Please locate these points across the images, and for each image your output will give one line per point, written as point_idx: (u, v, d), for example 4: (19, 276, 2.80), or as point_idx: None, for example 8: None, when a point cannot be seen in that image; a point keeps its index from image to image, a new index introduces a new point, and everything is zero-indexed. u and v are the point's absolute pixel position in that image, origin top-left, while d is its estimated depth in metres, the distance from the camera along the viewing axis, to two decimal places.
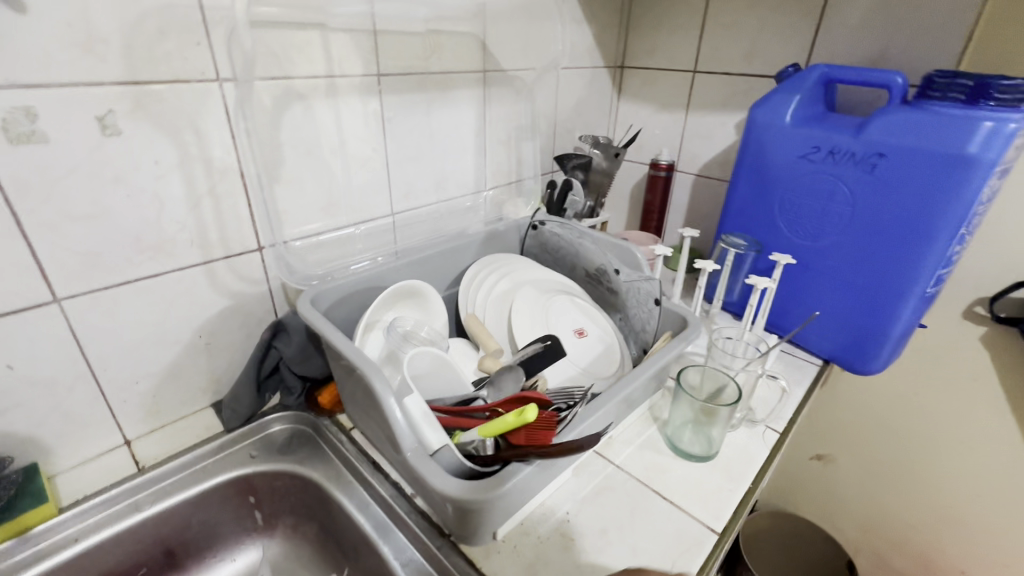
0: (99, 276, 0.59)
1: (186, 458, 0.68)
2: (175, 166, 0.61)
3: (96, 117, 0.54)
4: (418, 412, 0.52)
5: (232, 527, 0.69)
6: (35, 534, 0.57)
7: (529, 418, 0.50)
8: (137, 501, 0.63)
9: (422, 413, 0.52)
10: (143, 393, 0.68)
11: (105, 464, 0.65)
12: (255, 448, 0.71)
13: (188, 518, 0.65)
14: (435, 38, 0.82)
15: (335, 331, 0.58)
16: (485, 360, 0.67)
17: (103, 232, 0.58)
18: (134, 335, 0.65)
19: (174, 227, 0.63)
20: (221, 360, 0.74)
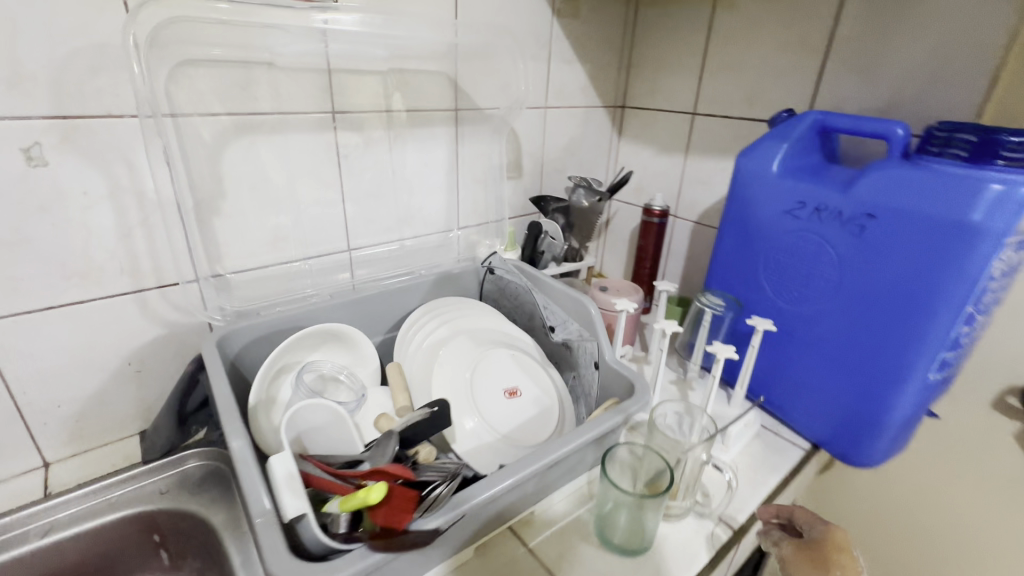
0: (20, 301, 0.60)
1: (91, 488, 0.66)
2: (105, 197, 0.62)
3: (21, 149, 0.56)
4: (280, 474, 0.48)
5: (132, 565, 0.67)
6: None
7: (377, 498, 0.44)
8: (29, 532, 0.61)
9: (284, 476, 0.48)
10: (65, 418, 0.68)
11: (18, 486, 0.66)
12: (166, 484, 0.69)
13: (84, 553, 0.63)
14: (399, 77, 0.81)
15: (222, 378, 0.55)
16: (380, 419, 0.60)
17: (25, 258, 0.59)
18: (57, 360, 0.65)
19: (102, 256, 0.64)
20: (152, 389, 0.74)
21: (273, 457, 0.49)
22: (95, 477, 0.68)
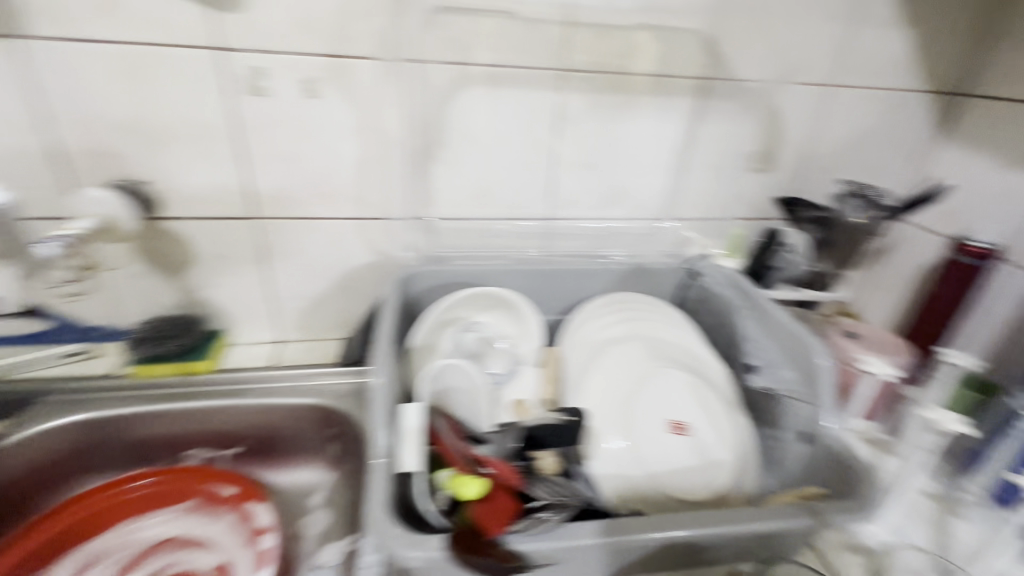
0: (284, 207, 0.74)
1: (302, 372, 0.79)
2: (353, 131, 0.70)
3: (304, 82, 0.66)
4: (402, 420, 0.48)
5: (311, 445, 0.79)
6: (194, 379, 0.75)
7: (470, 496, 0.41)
8: (255, 389, 0.76)
9: (404, 424, 0.48)
10: (297, 309, 0.83)
11: (261, 352, 0.83)
12: (347, 390, 0.78)
13: (283, 422, 0.77)
14: (643, 34, 0.70)
15: (390, 318, 0.58)
16: (515, 407, 0.56)
17: (292, 174, 0.72)
18: (300, 262, 0.79)
19: (343, 182, 0.73)
20: (358, 305, 0.84)
21: (403, 406, 0.49)
22: (305, 365, 0.81)
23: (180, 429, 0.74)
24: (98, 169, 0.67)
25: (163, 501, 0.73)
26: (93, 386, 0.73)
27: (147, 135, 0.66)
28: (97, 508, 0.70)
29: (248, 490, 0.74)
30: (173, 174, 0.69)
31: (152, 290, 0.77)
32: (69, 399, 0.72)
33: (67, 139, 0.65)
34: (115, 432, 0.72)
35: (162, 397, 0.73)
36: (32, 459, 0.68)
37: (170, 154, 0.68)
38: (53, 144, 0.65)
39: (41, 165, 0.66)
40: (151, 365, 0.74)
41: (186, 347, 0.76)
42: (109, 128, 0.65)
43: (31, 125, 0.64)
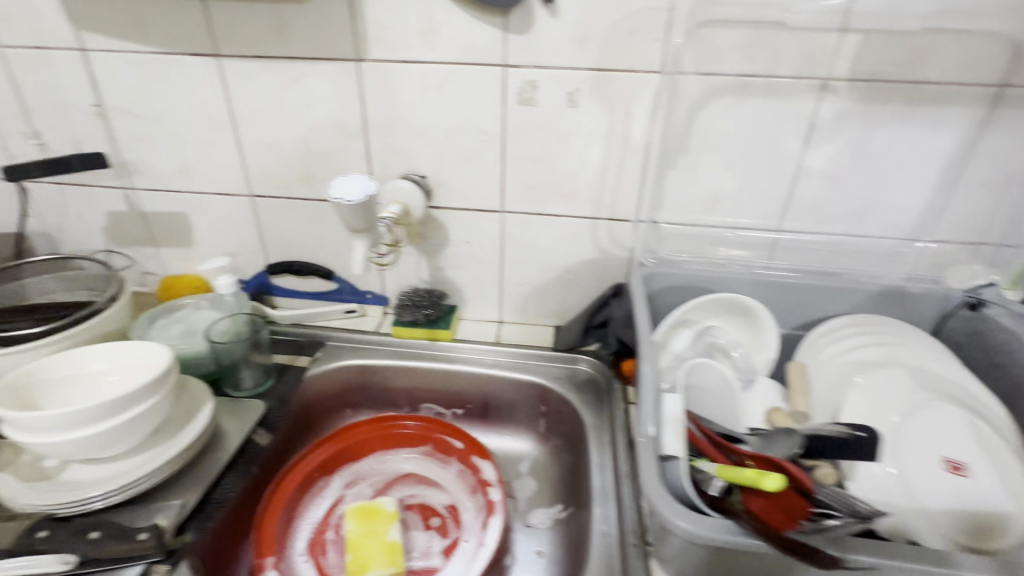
0: (527, 203, 0.83)
1: (521, 352, 0.89)
2: (602, 136, 0.76)
3: (567, 93, 0.74)
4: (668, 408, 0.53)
5: (524, 417, 0.88)
6: (437, 344, 0.90)
7: (766, 487, 0.43)
8: (484, 360, 0.89)
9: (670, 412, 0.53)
10: (520, 295, 0.92)
11: (485, 328, 0.95)
12: (561, 373, 0.85)
13: (503, 392, 0.88)
14: (929, 39, 0.65)
15: (645, 315, 0.64)
16: (773, 415, 0.58)
17: (541, 174, 0.80)
18: (530, 252, 0.88)
19: (583, 183, 0.80)
20: (573, 297, 0.91)
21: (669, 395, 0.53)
22: (525, 345, 0.90)
23: (422, 384, 0.90)
24: (391, 163, 0.83)
25: (406, 441, 0.87)
26: (365, 338, 0.91)
27: (433, 137, 0.80)
28: (362, 437, 0.85)
29: (474, 446, 0.83)
30: (445, 170, 0.82)
31: (410, 266, 0.92)
32: (348, 346, 0.91)
33: (375, 139, 0.81)
34: (378, 377, 0.89)
35: (413, 356, 0.89)
36: (324, 389, 0.87)
37: (447, 153, 0.81)
38: (365, 143, 0.81)
39: (353, 159, 0.83)
40: (403, 327, 0.90)
41: (431, 317, 0.89)
42: (406, 130, 0.80)
43: (353, 127, 0.80)
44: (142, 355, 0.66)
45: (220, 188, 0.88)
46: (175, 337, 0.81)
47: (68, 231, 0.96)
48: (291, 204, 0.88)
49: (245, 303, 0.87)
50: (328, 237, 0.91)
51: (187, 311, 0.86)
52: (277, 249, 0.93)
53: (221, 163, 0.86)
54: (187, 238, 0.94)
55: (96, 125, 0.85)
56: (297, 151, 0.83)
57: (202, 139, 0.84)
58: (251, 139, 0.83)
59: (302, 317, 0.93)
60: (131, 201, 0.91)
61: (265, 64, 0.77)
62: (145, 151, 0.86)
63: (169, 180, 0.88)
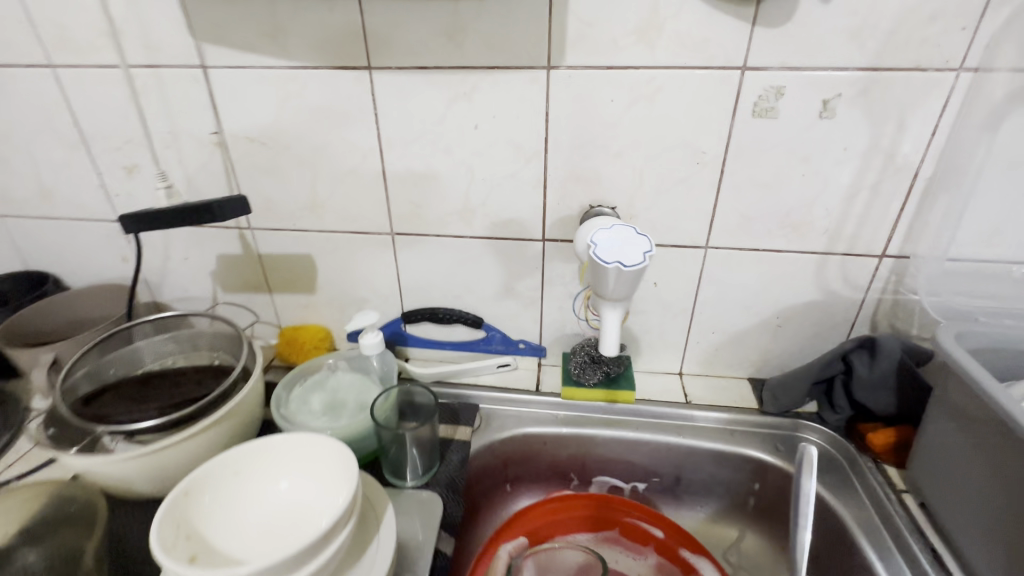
0: (742, 238, 0.67)
1: (724, 416, 0.73)
2: (859, 154, 0.60)
3: (823, 100, 0.57)
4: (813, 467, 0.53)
5: (727, 494, 0.73)
6: (618, 407, 0.75)
7: None
8: (678, 427, 0.73)
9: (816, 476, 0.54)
10: (711, 343, 0.77)
11: (663, 382, 0.79)
12: (782, 443, 0.71)
13: (704, 466, 0.72)
14: None
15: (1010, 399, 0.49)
16: None
17: (767, 202, 0.64)
18: (732, 295, 0.72)
19: (821, 213, 0.64)
20: (780, 345, 0.75)
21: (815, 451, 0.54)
22: (723, 406, 0.75)
23: (599, 456, 0.75)
24: (573, 193, 0.67)
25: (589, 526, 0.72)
26: (525, 400, 0.77)
27: (632, 160, 0.64)
28: (538, 524, 0.70)
29: (681, 537, 0.68)
30: (641, 199, 0.66)
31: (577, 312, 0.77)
32: (508, 411, 0.76)
33: (556, 165, 0.66)
34: (547, 448, 0.75)
35: (587, 422, 0.74)
36: (487, 466, 0.73)
37: (647, 179, 0.65)
38: (542, 169, 0.66)
39: (524, 189, 0.68)
40: (576, 389, 0.74)
41: (612, 375, 0.74)
42: (598, 153, 0.64)
43: (530, 151, 0.65)
44: (323, 460, 0.54)
45: (355, 225, 0.74)
46: (320, 412, 0.67)
47: (171, 277, 0.83)
48: (439, 243, 0.74)
49: (391, 363, 0.72)
50: (481, 280, 0.76)
51: (324, 376, 0.72)
52: (416, 294, 0.79)
53: (360, 197, 0.71)
54: (309, 284, 0.80)
55: (212, 156, 0.71)
56: (455, 181, 0.69)
57: (339, 169, 0.70)
58: (400, 168, 0.69)
59: (450, 374, 0.79)
60: (247, 242, 0.78)
61: (429, 77, 0.62)
62: (269, 185, 0.72)
63: (294, 217, 0.74)
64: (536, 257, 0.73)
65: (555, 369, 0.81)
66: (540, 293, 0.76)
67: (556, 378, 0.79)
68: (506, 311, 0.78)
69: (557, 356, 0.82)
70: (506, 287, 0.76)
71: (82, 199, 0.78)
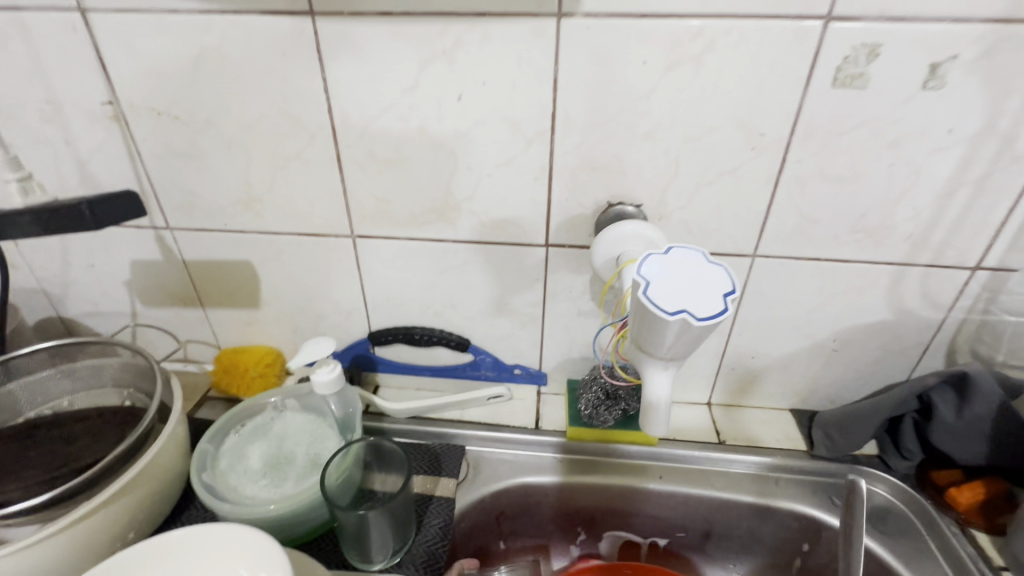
0: (801, 245, 0.53)
1: (766, 461, 0.60)
2: (968, 138, 0.45)
3: (930, 65, 0.43)
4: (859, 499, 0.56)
5: (767, 555, 0.60)
6: (638, 450, 0.61)
7: None
8: (710, 475, 0.60)
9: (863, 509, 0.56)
10: (749, 370, 0.63)
11: (689, 415, 0.65)
12: (838, 497, 0.58)
13: (741, 521, 0.59)
14: None
15: None
16: None
17: (838, 201, 0.50)
18: (781, 315, 0.58)
19: (905, 214, 0.50)
20: (833, 373, 0.61)
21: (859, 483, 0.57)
22: (763, 448, 0.61)
23: (612, 509, 0.61)
24: (586, 186, 0.52)
25: None
26: (522, 442, 0.62)
27: (666, 144, 0.49)
28: None
29: None
30: (675, 195, 0.51)
31: (586, 333, 0.62)
32: (500, 456, 0.62)
33: (565, 149, 0.50)
34: (549, 501, 0.61)
35: (599, 469, 0.61)
36: (474, 526, 0.58)
37: (684, 169, 0.50)
38: (547, 155, 0.51)
39: (523, 180, 0.52)
40: (587, 430, 0.60)
41: (630, 413, 0.60)
42: (622, 134, 0.49)
43: (532, 131, 0.49)
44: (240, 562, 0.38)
45: (305, 226, 0.57)
46: (259, 473, 0.51)
47: (74, 288, 0.66)
48: (413, 248, 0.58)
49: (355, 403, 0.57)
50: (467, 294, 0.61)
51: (268, 420, 0.56)
52: (386, 311, 0.63)
53: (309, 190, 0.55)
54: (251, 297, 0.64)
55: (110, 134, 0.53)
56: (433, 169, 0.52)
57: (279, 153, 0.53)
58: (360, 152, 0.52)
59: (430, 408, 0.64)
60: (168, 246, 0.61)
61: (396, 28, 0.45)
62: (189, 174, 0.55)
63: (226, 214, 0.58)
64: (537, 267, 0.57)
65: (557, 399, 0.67)
66: (541, 310, 0.61)
67: (559, 412, 0.65)
68: (498, 331, 0.63)
69: (560, 383, 0.67)
70: (498, 302, 0.61)
71: None
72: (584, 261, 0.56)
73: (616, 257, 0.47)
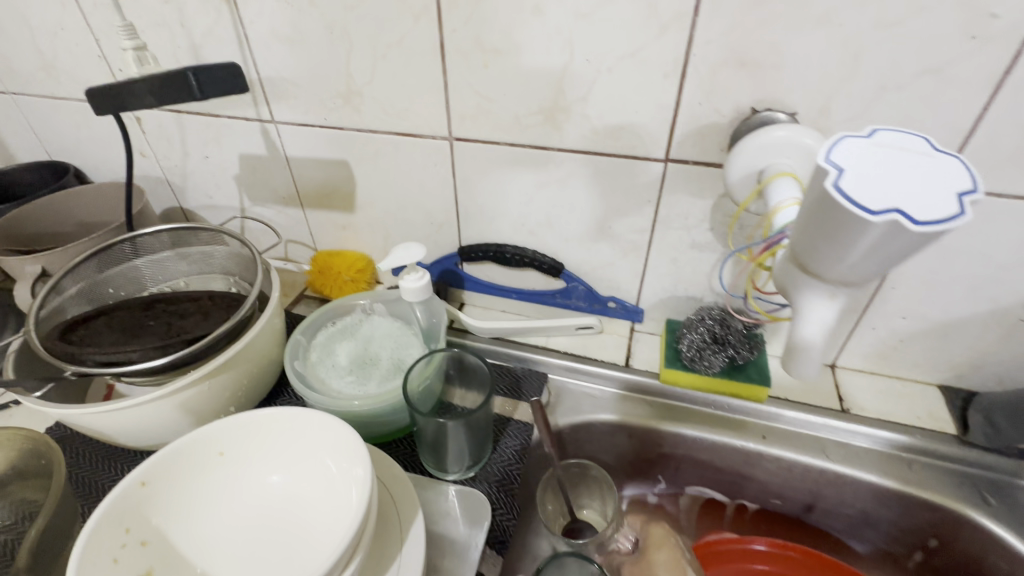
0: (1011, 178, 0.40)
1: (900, 439, 0.51)
2: None
3: None
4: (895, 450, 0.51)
5: (882, 542, 0.52)
6: (741, 405, 0.54)
7: None
8: (825, 446, 0.52)
9: (961, 485, 0.48)
10: (895, 333, 0.52)
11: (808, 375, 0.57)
12: (992, 494, 0.48)
13: (855, 501, 0.51)
14: None
15: None
16: None
17: None
18: (957, 268, 0.46)
19: None
20: (1013, 348, 0.49)
21: (900, 436, 0.51)
22: (898, 423, 0.52)
23: (705, 460, 0.55)
24: (727, 87, 0.43)
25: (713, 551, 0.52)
26: (609, 377, 0.58)
27: (846, 31, 0.38)
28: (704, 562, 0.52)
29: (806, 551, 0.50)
30: (844, 102, 0.41)
31: (697, 269, 0.54)
32: (585, 389, 0.58)
33: (708, 38, 0.41)
34: (632, 443, 0.57)
35: (691, 418, 0.55)
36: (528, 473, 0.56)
37: (864, 66, 0.39)
38: (683, 45, 0.42)
39: (649, 77, 0.44)
40: (686, 375, 0.54)
41: (738, 362, 0.53)
42: (788, 17, 0.38)
43: (668, 13, 0.41)
44: (333, 459, 0.38)
45: (403, 125, 0.54)
46: (346, 369, 0.52)
47: (193, 179, 0.69)
48: (514, 156, 0.53)
49: (440, 315, 0.56)
50: (567, 214, 0.55)
51: (357, 321, 0.57)
52: (478, 225, 0.60)
53: (410, 84, 0.51)
54: (346, 201, 0.64)
55: (221, 16, 0.52)
56: (544, 61, 0.46)
57: (382, 39, 0.49)
58: (466, 40, 0.47)
59: (515, 331, 0.61)
60: (272, 141, 0.61)
61: None
62: (291, 62, 0.53)
63: (326, 108, 0.56)
64: (650, 186, 0.50)
65: (652, 338, 0.61)
66: (647, 238, 0.54)
67: (652, 351, 0.60)
68: (596, 258, 0.58)
69: (658, 323, 0.61)
70: (600, 225, 0.55)
71: (88, 77, 0.64)
72: (708, 181, 0.48)
73: (758, 172, 0.38)
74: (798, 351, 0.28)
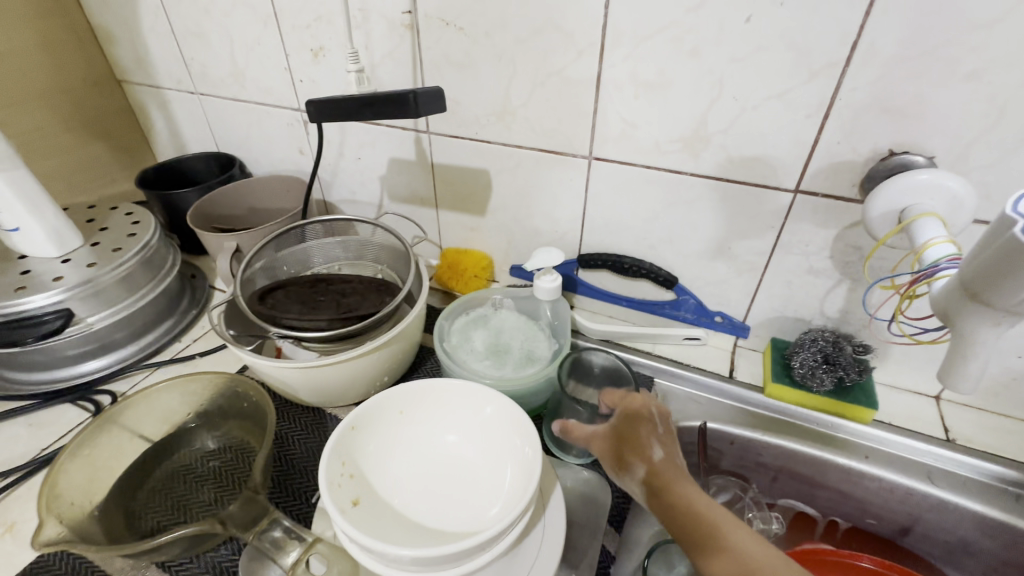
0: None
1: (1007, 473, 0.53)
2: None
3: None
4: (1004, 483, 0.53)
5: (980, 572, 0.53)
6: (844, 426, 0.57)
7: None
8: (929, 470, 0.54)
9: None
10: (1006, 371, 0.54)
11: (911, 405, 0.59)
12: None
13: (957, 528, 0.53)
14: None
15: None
16: None
17: None
18: None
19: None
20: None
21: (1011, 470, 0.53)
22: (1004, 458, 0.54)
23: (803, 473, 0.58)
24: (867, 129, 0.47)
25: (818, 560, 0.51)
26: (712, 386, 0.63)
27: (994, 87, 0.42)
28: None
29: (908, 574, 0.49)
30: (982, 152, 0.44)
31: (810, 293, 0.58)
32: (689, 395, 0.63)
33: (856, 85, 0.45)
34: (732, 450, 0.60)
35: (792, 431, 0.58)
36: None
37: (1008, 121, 0.42)
38: (830, 90, 0.46)
39: (792, 116, 0.49)
40: (792, 390, 0.58)
41: (845, 383, 0.56)
42: (937, 72, 0.43)
43: (820, 62, 0.45)
44: (498, 429, 0.45)
45: (547, 143, 0.61)
46: (482, 354, 0.59)
47: (341, 177, 0.79)
48: (647, 177, 0.58)
49: (564, 317, 0.62)
50: (688, 232, 0.60)
51: (487, 313, 0.64)
52: (600, 237, 0.66)
53: (561, 108, 0.58)
54: (479, 205, 0.71)
55: (402, 41, 0.61)
56: (693, 96, 0.51)
57: (543, 69, 0.56)
58: (622, 74, 0.53)
59: (624, 335, 0.67)
60: (422, 148, 0.69)
61: None
62: (457, 83, 0.61)
63: (479, 124, 0.63)
64: (775, 214, 0.55)
65: (753, 354, 0.65)
66: (764, 261, 0.58)
67: (754, 367, 0.64)
68: (710, 275, 0.62)
69: (761, 340, 0.65)
70: (719, 244, 0.59)
71: (269, 83, 0.74)
72: (834, 214, 0.52)
73: (899, 211, 0.43)
74: (958, 365, 0.35)
